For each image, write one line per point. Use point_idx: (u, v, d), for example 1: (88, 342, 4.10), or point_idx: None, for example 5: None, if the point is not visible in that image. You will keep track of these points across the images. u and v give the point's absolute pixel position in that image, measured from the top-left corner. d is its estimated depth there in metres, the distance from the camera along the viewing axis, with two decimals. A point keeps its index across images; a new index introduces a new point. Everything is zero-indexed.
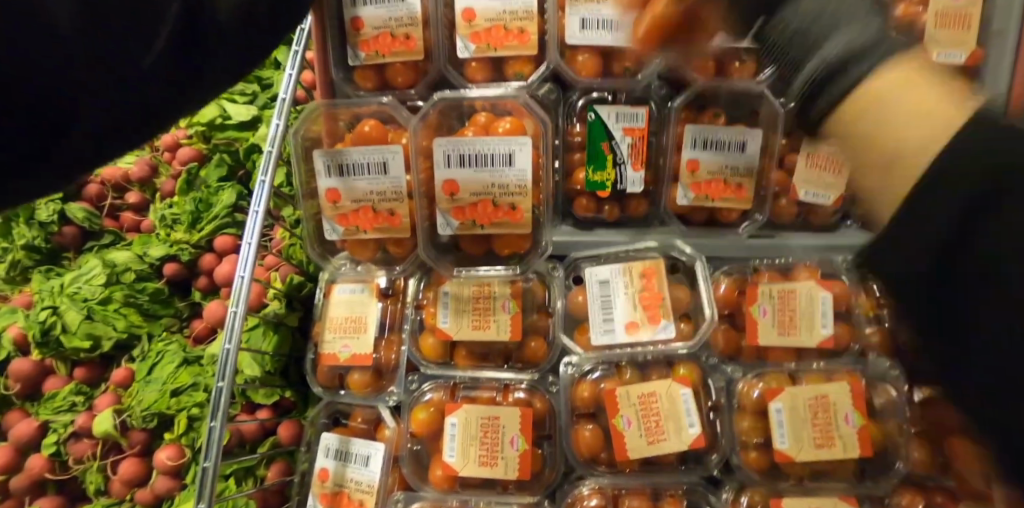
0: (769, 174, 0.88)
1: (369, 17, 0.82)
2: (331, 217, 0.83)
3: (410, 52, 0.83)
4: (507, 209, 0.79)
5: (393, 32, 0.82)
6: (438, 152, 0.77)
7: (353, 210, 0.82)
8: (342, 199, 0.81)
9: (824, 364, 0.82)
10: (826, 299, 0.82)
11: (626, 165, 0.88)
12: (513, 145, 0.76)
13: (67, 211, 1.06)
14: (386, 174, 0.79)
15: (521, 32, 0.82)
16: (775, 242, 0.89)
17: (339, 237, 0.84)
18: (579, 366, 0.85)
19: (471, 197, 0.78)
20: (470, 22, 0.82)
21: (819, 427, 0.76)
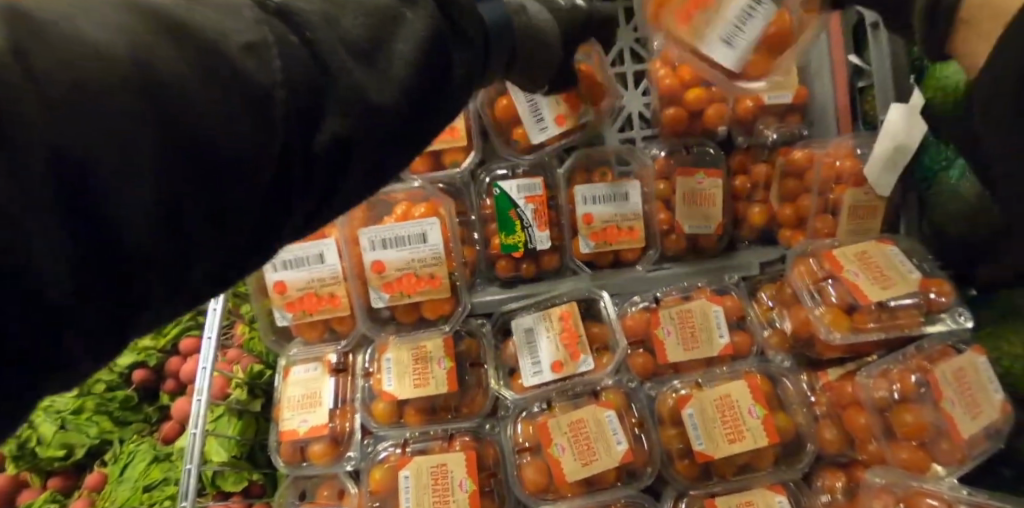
0: (655, 216, 1.05)
1: None
2: (280, 306, 0.94)
3: None
4: (428, 279, 0.91)
5: None
6: (364, 239, 0.90)
7: (298, 297, 0.93)
8: (288, 288, 0.92)
9: (728, 368, 0.93)
10: (718, 312, 0.94)
11: (533, 227, 1.01)
12: (424, 226, 0.90)
13: None
14: (323, 263, 0.92)
15: (454, 129, 1.03)
16: (671, 272, 1.04)
17: (288, 322, 0.95)
18: (518, 407, 0.94)
19: (396, 272, 0.91)
20: None
21: (728, 423, 0.86)
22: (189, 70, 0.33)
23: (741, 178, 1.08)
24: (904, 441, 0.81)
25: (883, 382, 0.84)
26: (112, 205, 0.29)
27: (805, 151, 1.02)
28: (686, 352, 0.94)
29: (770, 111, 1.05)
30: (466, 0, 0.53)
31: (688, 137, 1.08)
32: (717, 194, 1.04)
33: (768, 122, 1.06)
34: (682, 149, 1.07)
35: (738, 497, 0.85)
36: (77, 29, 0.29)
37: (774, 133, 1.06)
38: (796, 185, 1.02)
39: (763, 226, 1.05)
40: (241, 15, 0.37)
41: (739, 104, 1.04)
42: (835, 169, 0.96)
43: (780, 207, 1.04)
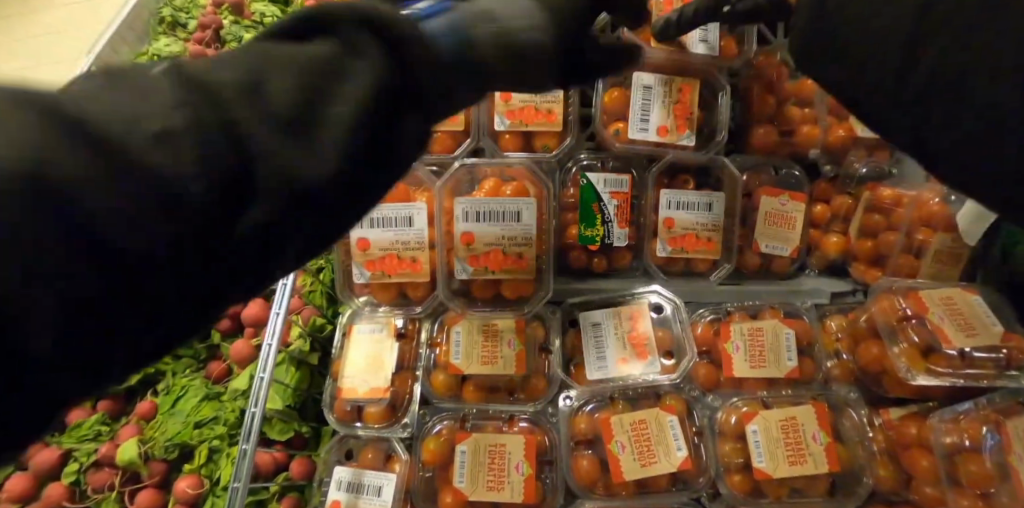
0: (733, 230, 1.04)
1: None
2: (359, 263, 0.92)
3: (454, 124, 1.02)
4: (515, 257, 0.90)
5: None
6: (457, 209, 0.89)
7: (379, 256, 0.92)
8: (371, 246, 0.91)
9: (792, 392, 0.93)
10: (789, 335, 0.94)
11: (614, 222, 1.01)
12: (520, 205, 0.89)
13: None
14: (411, 227, 0.91)
15: (549, 112, 1.01)
16: (743, 288, 1.03)
17: (365, 280, 0.93)
18: (577, 399, 0.93)
19: (485, 247, 0.90)
20: (507, 103, 1.00)
21: (791, 446, 0.86)
22: (250, 143, 0.40)
23: (822, 205, 1.08)
24: (968, 489, 0.81)
25: (955, 428, 0.83)
26: (141, 277, 0.38)
27: (893, 189, 1.01)
28: (753, 369, 0.94)
29: (863, 144, 1.05)
30: (540, 53, 0.58)
31: (776, 154, 1.06)
32: (798, 218, 1.04)
33: (859, 154, 1.06)
34: (767, 168, 1.06)
35: None
36: (82, 108, 0.37)
37: (862, 167, 1.06)
38: (880, 220, 1.01)
39: (838, 257, 1.05)
40: (327, 57, 0.45)
41: (831, 133, 1.05)
42: (925, 210, 0.95)
43: (858, 240, 1.04)
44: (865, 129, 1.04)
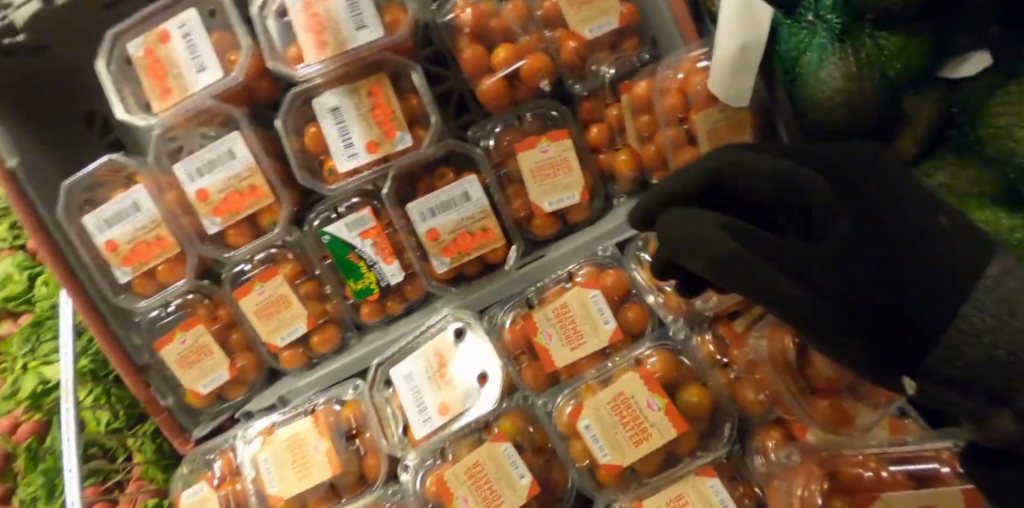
0: (508, 205, 0.92)
1: (119, 235, 0.90)
2: (192, 376, 0.94)
3: (167, 249, 0.91)
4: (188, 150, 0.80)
5: (145, 239, 0.90)
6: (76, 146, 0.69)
7: (185, 351, 0.94)
8: (173, 344, 0.94)
9: (622, 356, 0.83)
10: (596, 295, 0.83)
11: (379, 262, 0.91)
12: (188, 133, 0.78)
13: None
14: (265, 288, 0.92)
15: (252, 188, 0.89)
16: (544, 261, 0.93)
17: (212, 386, 0.95)
18: (415, 466, 0.85)
19: (261, 299, 0.93)
20: (206, 201, 0.89)
21: (630, 426, 0.76)
22: None
23: (597, 127, 0.96)
24: (819, 395, 0.71)
25: (779, 332, 0.72)
26: None
27: (649, 81, 0.89)
28: (574, 352, 0.83)
29: (599, 46, 0.91)
30: None
31: (519, 103, 0.95)
32: (570, 158, 0.91)
33: (605, 55, 0.93)
34: (517, 120, 0.94)
35: (668, 493, 0.76)
36: None
37: (611, 66, 0.93)
38: (650, 121, 0.88)
39: (635, 176, 0.93)
40: None
41: (562, 48, 0.91)
42: (680, 94, 0.83)
43: (642, 149, 0.91)
44: (592, 29, 0.89)
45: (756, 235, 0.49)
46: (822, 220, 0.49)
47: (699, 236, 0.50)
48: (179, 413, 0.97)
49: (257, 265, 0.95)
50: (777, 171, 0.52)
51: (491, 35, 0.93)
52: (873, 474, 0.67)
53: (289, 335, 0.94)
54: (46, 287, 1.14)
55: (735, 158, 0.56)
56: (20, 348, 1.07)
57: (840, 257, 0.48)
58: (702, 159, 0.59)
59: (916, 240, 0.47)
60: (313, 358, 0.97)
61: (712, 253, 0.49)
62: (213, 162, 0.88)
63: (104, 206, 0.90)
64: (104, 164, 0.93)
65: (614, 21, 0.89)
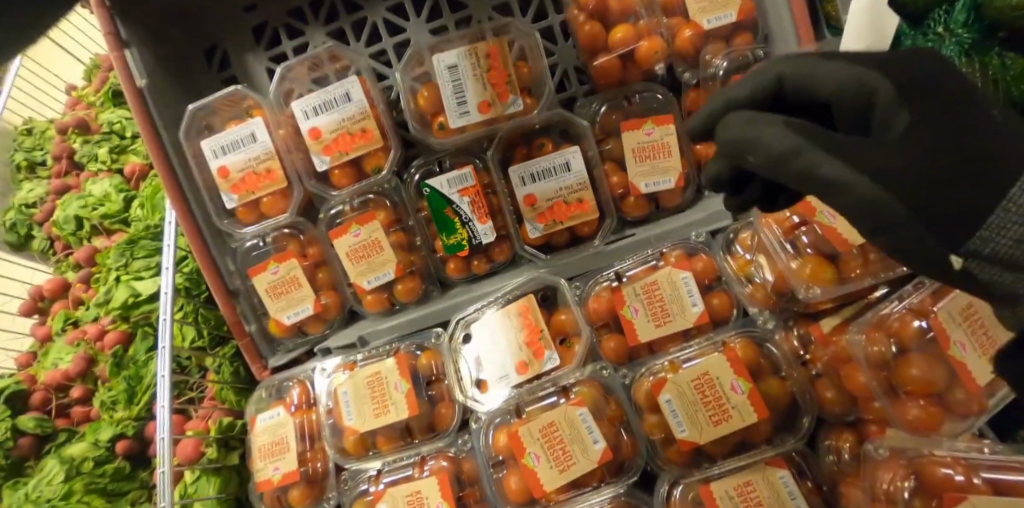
0: (604, 181, 0.95)
1: (233, 163, 0.96)
2: (281, 307, 0.99)
3: (275, 182, 0.96)
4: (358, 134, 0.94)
5: (256, 170, 0.96)
6: (297, 109, 0.93)
7: (277, 281, 0.98)
8: (267, 274, 0.98)
9: (706, 340, 0.84)
10: (688, 277, 0.84)
11: (473, 221, 0.94)
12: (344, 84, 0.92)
13: (18, 424, 1.06)
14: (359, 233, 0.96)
15: (364, 131, 0.94)
16: (633, 240, 0.94)
17: (297, 319, 0.99)
18: (487, 419, 0.87)
19: (355, 241, 0.96)
20: (319, 139, 0.94)
21: (710, 405, 0.77)
22: None
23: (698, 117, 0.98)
24: (909, 398, 0.70)
25: (877, 335, 0.73)
26: None
27: None
28: (658, 329, 0.85)
29: (715, 37, 0.93)
30: None
31: (626, 84, 0.97)
32: (672, 142, 0.93)
33: (714, 49, 0.94)
34: (624, 100, 0.97)
35: (735, 479, 0.76)
36: None
37: (723, 61, 0.92)
38: None
39: None
40: None
41: (678, 37, 0.94)
42: None
43: None
44: (711, 19, 0.92)
45: (836, 142, 0.47)
46: (884, 116, 0.50)
47: (781, 145, 0.48)
48: (260, 339, 1.01)
49: (353, 209, 0.99)
50: (842, 80, 0.51)
51: (608, 15, 0.95)
52: (963, 478, 0.63)
53: (376, 280, 0.96)
54: (142, 209, 1.19)
55: (798, 72, 0.55)
56: (115, 261, 1.12)
57: (894, 156, 0.47)
58: (761, 69, 0.58)
59: (970, 139, 0.48)
60: (395, 304, 1.00)
61: (789, 160, 0.48)
62: (332, 103, 0.92)
63: (223, 133, 0.95)
64: (225, 94, 0.98)
65: (734, 14, 0.92)
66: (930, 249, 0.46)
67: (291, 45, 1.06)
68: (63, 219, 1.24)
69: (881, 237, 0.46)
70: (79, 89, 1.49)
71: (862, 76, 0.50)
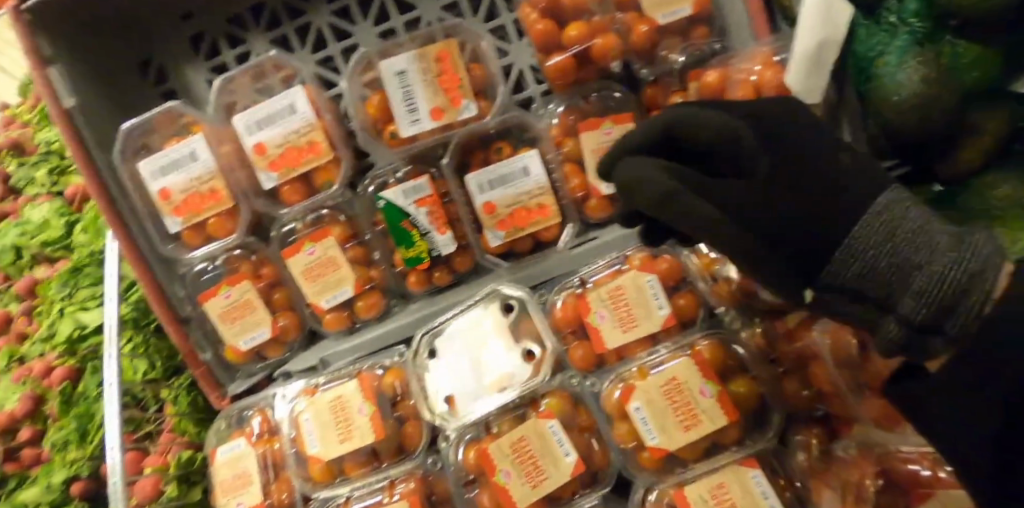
0: (564, 183, 0.92)
1: (174, 185, 0.90)
2: (237, 332, 0.94)
3: (220, 202, 0.91)
4: (307, 148, 0.89)
5: (199, 191, 0.90)
6: (239, 125, 0.89)
7: (229, 306, 0.94)
8: (218, 298, 0.93)
9: (674, 342, 0.82)
10: (653, 281, 0.83)
11: (432, 232, 0.91)
12: (289, 97, 0.87)
13: None
14: (313, 252, 0.92)
15: (311, 145, 0.89)
16: (597, 243, 0.92)
17: (254, 343, 0.95)
18: (455, 437, 0.84)
19: (309, 260, 0.92)
20: (264, 155, 0.89)
21: (680, 410, 0.75)
22: None
23: (657, 114, 0.96)
24: (875, 393, 0.69)
25: (841, 330, 0.71)
26: None
27: (719, 70, 0.87)
28: (625, 334, 0.83)
29: (670, 32, 0.91)
30: None
31: (582, 83, 0.94)
32: None
33: (671, 44, 0.93)
34: (581, 100, 0.94)
35: (709, 482, 0.74)
36: None
37: (681, 55, 0.93)
38: None
39: None
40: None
41: (633, 32, 0.91)
42: (752, 85, 0.83)
43: None
44: (664, 14, 0.90)
45: (700, 186, 0.55)
46: (747, 163, 0.58)
47: (660, 189, 0.54)
48: (216, 366, 0.96)
49: (306, 225, 0.95)
50: (719, 127, 0.57)
51: (559, 11, 0.92)
52: (929, 473, 0.65)
53: (334, 299, 0.93)
54: (84, 234, 1.13)
55: (687, 118, 0.59)
56: (58, 293, 1.06)
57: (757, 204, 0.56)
58: (655, 115, 0.61)
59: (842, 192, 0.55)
60: (356, 322, 0.96)
61: (669, 202, 0.54)
62: (277, 119, 0.88)
63: (162, 153, 0.90)
64: (161, 111, 0.93)
65: (687, 9, 0.90)
66: (783, 273, 0.56)
67: (233, 55, 1.01)
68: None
69: (755, 269, 0.56)
70: (12, 108, 1.41)
71: (733, 125, 0.57)
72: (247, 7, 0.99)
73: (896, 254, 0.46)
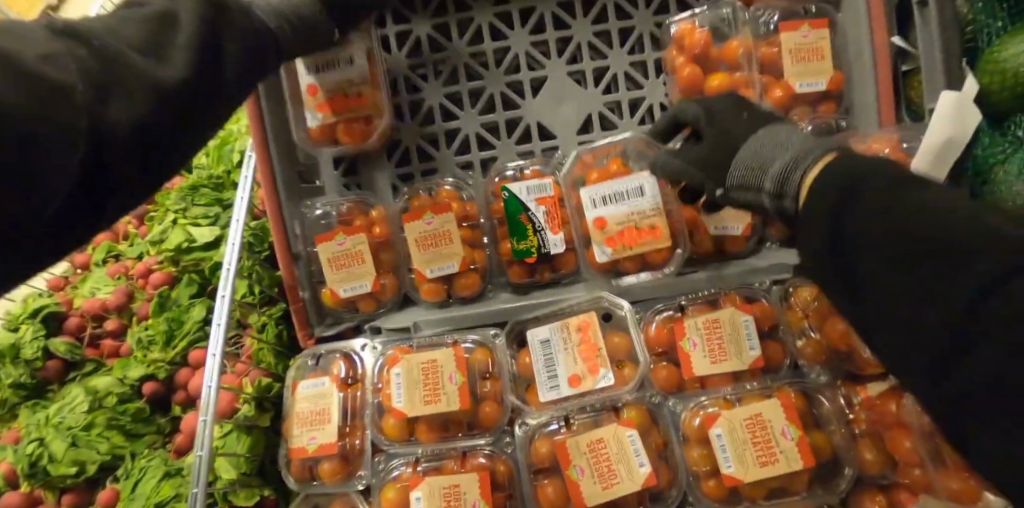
0: (677, 215, 0.99)
1: (321, 82, 0.95)
2: (341, 281, 0.99)
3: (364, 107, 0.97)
4: (355, 98, 0.97)
5: (346, 93, 0.96)
6: (298, 64, 0.95)
7: (340, 254, 0.98)
8: (333, 244, 0.98)
9: (758, 383, 0.87)
10: (748, 322, 0.88)
11: (545, 230, 0.97)
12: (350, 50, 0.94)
13: (50, 346, 1.10)
14: (433, 224, 0.98)
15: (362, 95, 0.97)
16: (698, 277, 0.96)
17: (353, 293, 0.99)
18: (535, 424, 0.90)
19: (427, 228, 0.98)
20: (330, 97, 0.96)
21: (759, 446, 0.80)
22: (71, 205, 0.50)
23: None
24: (955, 469, 0.73)
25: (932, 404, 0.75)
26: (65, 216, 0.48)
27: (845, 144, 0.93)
28: (713, 366, 0.87)
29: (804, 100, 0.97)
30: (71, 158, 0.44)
31: None
32: None
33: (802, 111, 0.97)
34: None
35: None
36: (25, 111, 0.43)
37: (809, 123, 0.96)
38: None
39: None
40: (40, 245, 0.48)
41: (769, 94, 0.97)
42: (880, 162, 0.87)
43: None
44: (803, 84, 0.96)
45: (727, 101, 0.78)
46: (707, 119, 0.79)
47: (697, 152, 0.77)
48: (312, 306, 1.01)
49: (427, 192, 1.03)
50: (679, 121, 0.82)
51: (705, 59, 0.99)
52: None
53: (440, 270, 0.98)
54: (207, 158, 1.20)
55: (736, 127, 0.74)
56: (175, 203, 1.12)
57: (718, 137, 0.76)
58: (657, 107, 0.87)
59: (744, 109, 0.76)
60: (450, 297, 1.01)
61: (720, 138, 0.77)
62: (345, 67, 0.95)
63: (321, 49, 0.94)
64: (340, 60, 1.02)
65: (824, 83, 0.96)
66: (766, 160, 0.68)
67: (395, 30, 1.07)
68: None
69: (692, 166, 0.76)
70: None
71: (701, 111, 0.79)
72: None
73: (768, 152, 0.68)
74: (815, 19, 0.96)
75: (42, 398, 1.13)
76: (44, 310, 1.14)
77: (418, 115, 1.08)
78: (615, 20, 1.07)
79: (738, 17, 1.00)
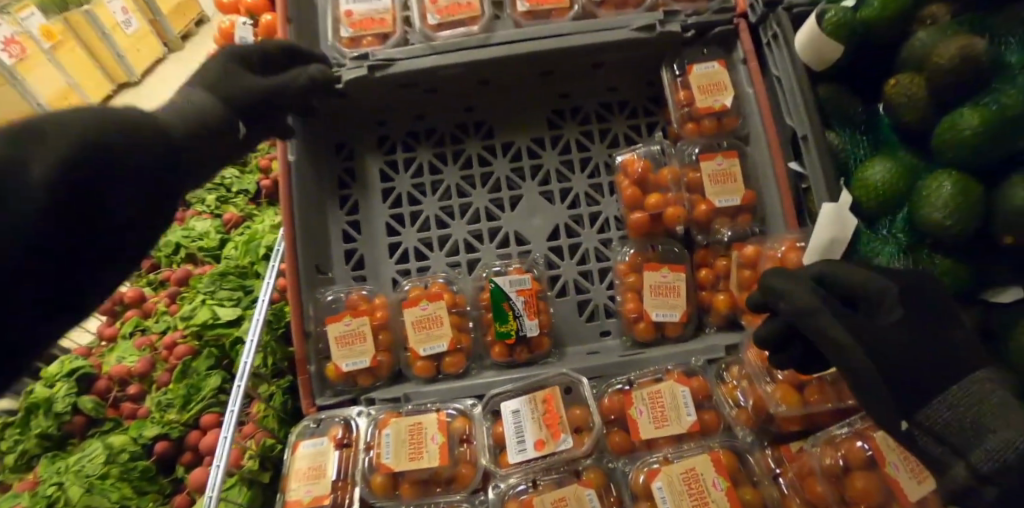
0: (626, 303, 1.20)
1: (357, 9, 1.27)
2: (346, 356, 1.16)
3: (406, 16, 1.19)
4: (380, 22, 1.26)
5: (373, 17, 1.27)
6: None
7: (345, 331, 1.16)
8: (341, 324, 1.16)
9: (696, 444, 1.02)
10: (685, 392, 1.04)
11: (523, 316, 1.16)
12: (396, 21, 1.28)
13: (78, 402, 1.37)
14: (427, 308, 1.17)
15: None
16: (646, 356, 1.14)
17: (354, 367, 1.15)
18: (506, 484, 1.02)
19: (422, 311, 1.17)
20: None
21: (694, 497, 0.93)
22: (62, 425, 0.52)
23: (705, 270, 1.24)
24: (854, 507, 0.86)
25: (831, 451, 0.90)
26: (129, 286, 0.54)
27: (758, 246, 1.16)
28: (657, 430, 1.02)
29: (723, 213, 1.22)
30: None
31: (654, 236, 1.25)
32: (680, 286, 1.18)
33: (723, 222, 1.22)
34: (650, 248, 1.24)
35: None
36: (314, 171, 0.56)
37: (728, 231, 1.22)
38: (750, 275, 1.14)
39: (728, 313, 1.18)
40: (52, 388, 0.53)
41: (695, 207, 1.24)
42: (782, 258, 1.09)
43: (739, 296, 1.16)
44: (722, 200, 1.21)
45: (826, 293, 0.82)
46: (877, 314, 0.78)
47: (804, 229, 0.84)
48: (316, 379, 1.16)
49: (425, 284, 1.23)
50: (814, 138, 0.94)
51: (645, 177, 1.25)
52: None
53: (430, 350, 1.16)
54: (235, 250, 1.50)
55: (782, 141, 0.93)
56: (206, 287, 1.42)
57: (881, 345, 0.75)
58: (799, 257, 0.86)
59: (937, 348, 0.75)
60: (439, 373, 1.18)
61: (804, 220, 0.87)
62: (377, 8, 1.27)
63: None
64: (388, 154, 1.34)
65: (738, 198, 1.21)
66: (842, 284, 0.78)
67: (403, 156, 1.35)
68: (165, 241, 1.62)
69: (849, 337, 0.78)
70: None
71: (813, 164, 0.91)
72: (424, 127, 1.37)
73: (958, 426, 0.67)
74: (727, 152, 1.24)
75: (60, 450, 1.38)
76: (81, 370, 1.42)
77: (417, 222, 1.32)
78: (577, 151, 1.35)
79: (668, 151, 1.30)
